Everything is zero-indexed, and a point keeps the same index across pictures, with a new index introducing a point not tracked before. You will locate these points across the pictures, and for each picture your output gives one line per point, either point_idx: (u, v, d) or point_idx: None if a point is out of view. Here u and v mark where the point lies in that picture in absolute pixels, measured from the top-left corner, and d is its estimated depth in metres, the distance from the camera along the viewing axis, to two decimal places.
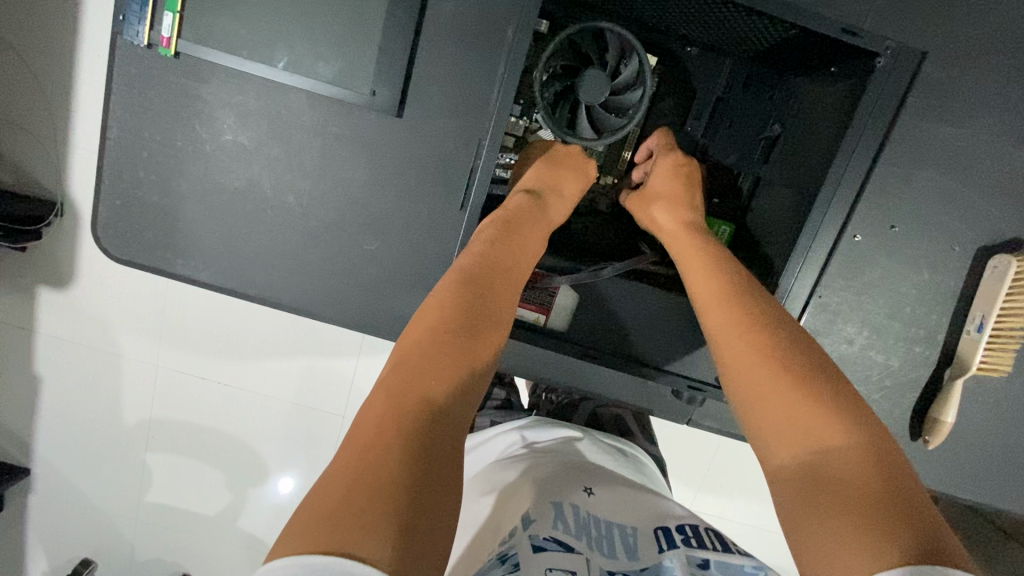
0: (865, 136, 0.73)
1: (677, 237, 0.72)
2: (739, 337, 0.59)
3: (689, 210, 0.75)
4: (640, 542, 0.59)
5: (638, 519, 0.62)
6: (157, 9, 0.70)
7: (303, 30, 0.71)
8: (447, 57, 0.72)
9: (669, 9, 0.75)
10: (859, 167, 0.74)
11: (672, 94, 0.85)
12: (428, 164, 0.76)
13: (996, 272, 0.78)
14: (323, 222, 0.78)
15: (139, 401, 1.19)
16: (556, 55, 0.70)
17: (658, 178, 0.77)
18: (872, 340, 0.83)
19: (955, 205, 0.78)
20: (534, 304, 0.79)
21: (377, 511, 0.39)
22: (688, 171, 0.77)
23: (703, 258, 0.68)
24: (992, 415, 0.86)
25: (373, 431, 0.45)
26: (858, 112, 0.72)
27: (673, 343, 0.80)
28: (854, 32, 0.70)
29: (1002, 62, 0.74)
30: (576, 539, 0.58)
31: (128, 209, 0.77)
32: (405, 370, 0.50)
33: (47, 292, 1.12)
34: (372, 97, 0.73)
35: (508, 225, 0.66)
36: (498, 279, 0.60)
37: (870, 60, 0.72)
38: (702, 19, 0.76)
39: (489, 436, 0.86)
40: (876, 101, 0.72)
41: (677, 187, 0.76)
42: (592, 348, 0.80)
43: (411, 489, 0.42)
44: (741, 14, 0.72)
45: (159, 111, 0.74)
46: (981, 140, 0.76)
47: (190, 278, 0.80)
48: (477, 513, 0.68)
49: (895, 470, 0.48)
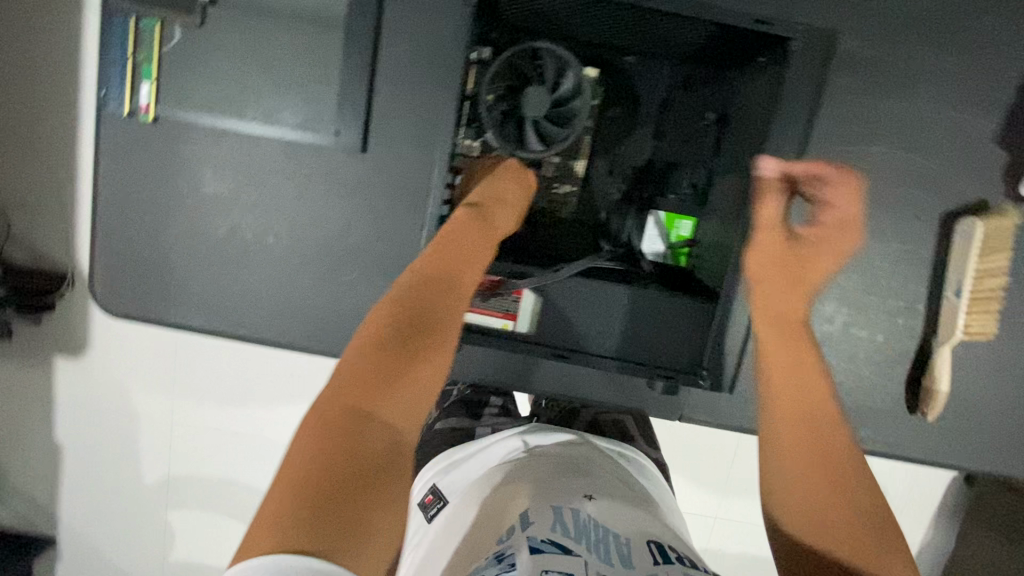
0: (794, 117, 0.75)
1: (786, 268, 0.70)
2: (789, 395, 0.60)
3: (812, 244, 0.71)
4: (635, 550, 0.59)
5: (633, 530, 0.63)
6: (134, 81, 0.76)
7: (269, 84, 0.77)
8: (401, 92, 0.77)
9: (596, 23, 0.78)
10: (787, 149, 0.75)
11: (616, 101, 0.87)
12: (397, 193, 0.80)
13: (964, 235, 0.80)
14: (305, 258, 0.82)
15: (155, 461, 1.23)
16: (496, 77, 0.70)
17: (833, 197, 0.71)
18: (851, 316, 0.85)
19: (912, 175, 0.81)
20: (501, 311, 0.81)
21: (309, 519, 0.45)
22: (854, 199, 0.71)
23: (773, 298, 0.68)
24: (989, 378, 0.86)
25: (310, 448, 0.50)
26: (781, 91, 0.74)
27: (643, 339, 0.81)
28: (766, 20, 0.73)
29: (932, 35, 0.77)
30: (575, 541, 0.58)
31: (121, 267, 0.82)
32: (347, 400, 0.53)
33: (61, 362, 1.17)
34: (337, 137, 0.78)
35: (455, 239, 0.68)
36: (442, 296, 0.62)
37: (787, 45, 0.74)
38: (628, 30, 0.79)
39: (490, 442, 0.86)
40: (800, 81, 0.74)
41: (840, 229, 0.71)
42: (561, 347, 0.81)
43: (347, 504, 0.47)
44: (660, 19, 0.75)
45: (142, 172, 0.79)
46: (924, 110, 0.79)
47: (186, 325, 0.84)
48: (474, 518, 0.68)
49: (892, 551, 0.54)
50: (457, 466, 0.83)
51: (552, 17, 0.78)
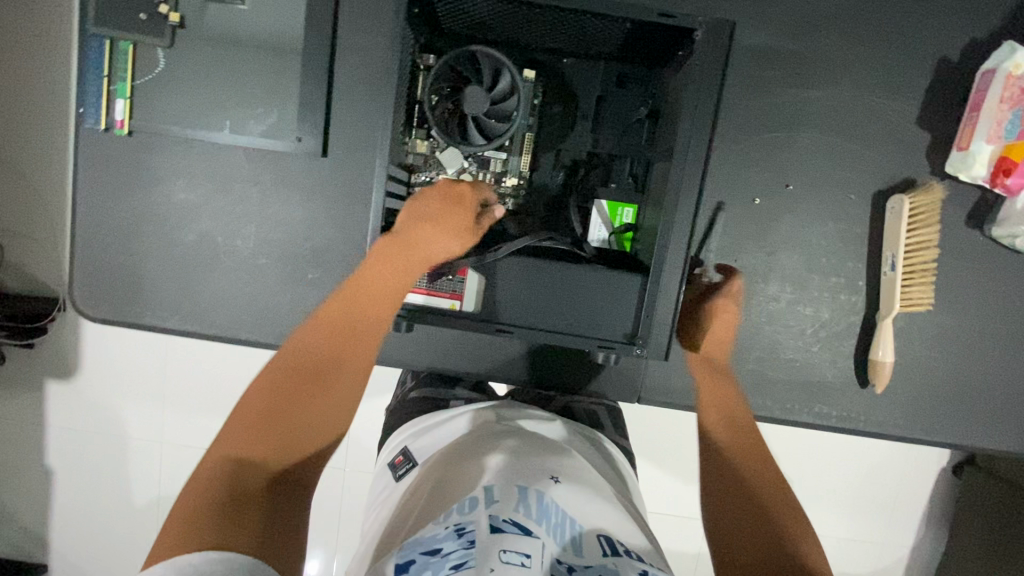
0: (705, 102, 0.71)
1: (710, 353, 0.83)
2: (722, 436, 0.73)
3: (729, 319, 0.84)
4: (585, 543, 0.59)
5: (592, 515, 0.62)
6: (110, 99, 0.82)
7: (235, 97, 0.83)
8: (357, 99, 0.83)
9: (516, 29, 0.79)
10: (702, 135, 0.72)
11: (554, 97, 0.84)
12: (356, 194, 0.85)
13: (894, 212, 0.85)
14: (273, 258, 0.86)
15: (147, 483, 1.26)
16: (439, 79, 0.75)
17: (727, 310, 0.84)
18: (796, 295, 0.89)
19: (839, 159, 0.87)
20: (445, 292, 0.80)
21: (212, 521, 0.53)
22: (738, 291, 0.85)
23: (712, 371, 0.81)
24: (932, 349, 0.90)
25: (224, 459, 0.58)
26: (696, 81, 0.71)
27: (593, 315, 0.77)
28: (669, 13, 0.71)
29: (845, 29, 0.84)
30: (536, 524, 0.58)
31: (98, 273, 0.87)
32: (242, 435, 0.60)
33: (53, 383, 1.22)
34: (299, 143, 0.83)
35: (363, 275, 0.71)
36: (358, 335, 0.69)
37: (693, 35, 0.72)
38: (546, 31, 0.78)
39: (461, 413, 0.84)
40: (707, 69, 0.71)
41: (733, 314, 0.84)
42: (502, 322, 0.78)
43: (245, 511, 0.55)
44: (570, 17, 0.74)
45: (118, 184, 0.85)
46: (844, 98, 0.85)
47: (160, 327, 0.88)
48: (435, 483, 0.67)
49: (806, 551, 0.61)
50: (428, 431, 0.82)
51: (481, 25, 0.79)
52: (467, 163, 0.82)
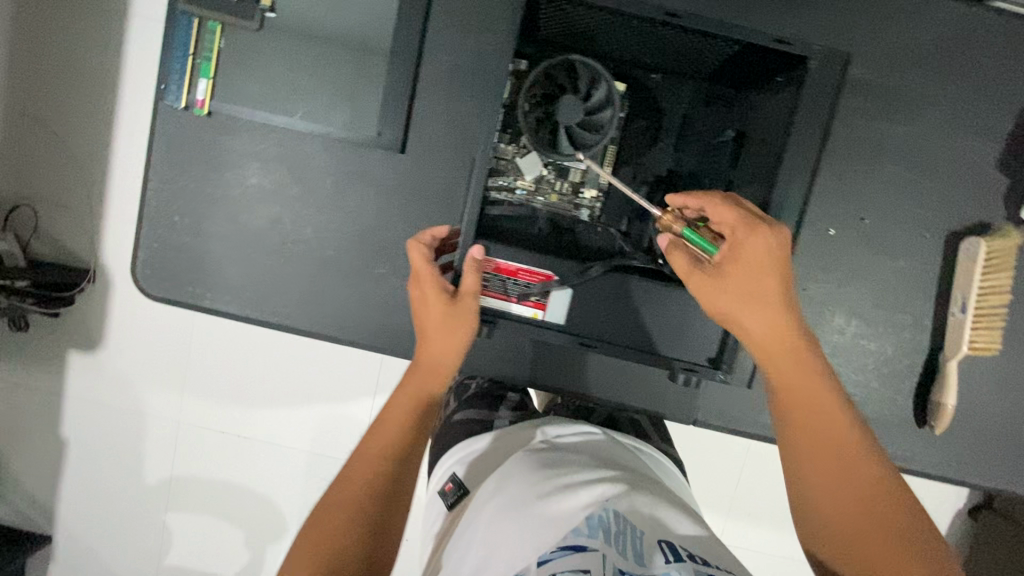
0: (812, 131, 0.72)
1: (728, 297, 0.64)
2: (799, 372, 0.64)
3: (763, 267, 0.64)
4: (647, 548, 0.59)
5: (648, 525, 0.63)
6: (193, 78, 0.81)
7: (318, 85, 0.82)
8: (441, 97, 0.82)
9: (622, 40, 0.81)
10: (807, 161, 0.73)
11: (642, 113, 0.86)
12: (429, 192, 0.84)
13: (968, 254, 0.84)
14: (340, 251, 0.85)
15: (160, 460, 1.25)
16: (534, 85, 0.75)
17: (753, 254, 0.64)
18: (861, 328, 0.89)
19: (917, 196, 0.86)
20: (530, 299, 0.77)
21: None
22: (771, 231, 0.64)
23: (750, 311, 0.64)
24: (992, 394, 0.89)
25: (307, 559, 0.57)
26: (802, 109, 0.72)
27: (676, 333, 0.80)
28: (786, 40, 0.72)
29: (935, 66, 0.83)
30: (590, 538, 0.58)
31: (163, 252, 0.86)
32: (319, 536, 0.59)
33: (86, 356, 1.21)
34: (378, 137, 0.82)
35: (381, 411, 0.67)
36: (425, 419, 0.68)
37: (803, 63, 0.73)
38: (652, 45, 0.80)
39: (505, 432, 0.85)
40: (819, 100, 0.72)
41: (765, 262, 0.64)
42: (585, 337, 0.79)
43: None
44: (683, 35, 0.76)
45: (192, 163, 0.84)
46: (928, 135, 0.85)
47: (220, 311, 0.87)
48: (491, 512, 0.68)
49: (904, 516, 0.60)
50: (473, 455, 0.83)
51: (585, 34, 0.81)
52: (547, 170, 0.83)
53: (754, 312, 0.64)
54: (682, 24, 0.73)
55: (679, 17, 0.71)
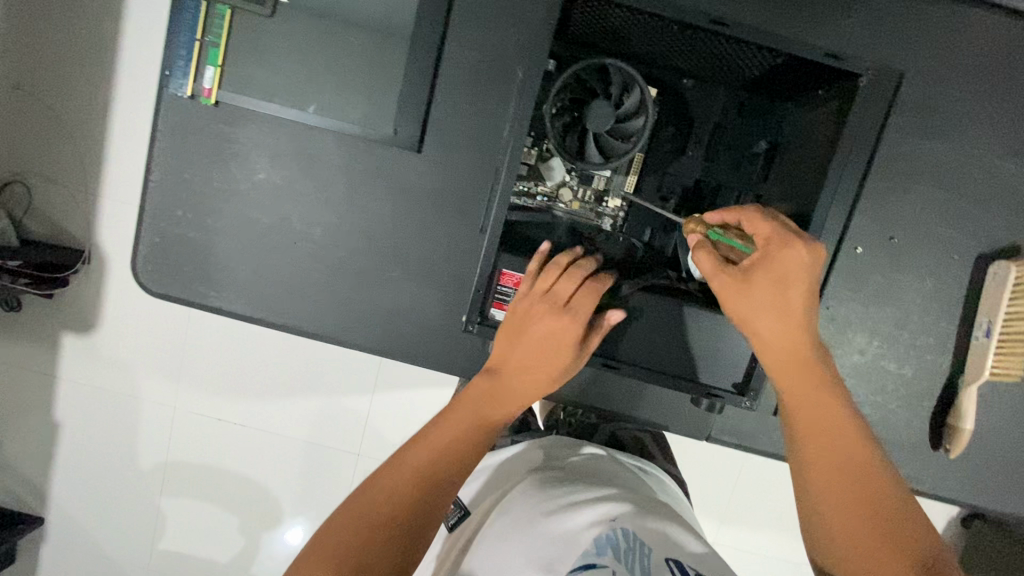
0: (858, 147, 0.73)
1: (749, 305, 0.61)
2: (808, 386, 0.61)
3: (795, 280, 0.60)
4: (654, 564, 0.56)
5: (655, 540, 0.60)
6: (201, 64, 0.77)
7: (333, 78, 0.78)
8: (462, 95, 0.78)
9: (660, 45, 0.80)
10: (854, 175, 0.74)
11: (673, 121, 0.86)
12: (447, 194, 0.81)
13: (996, 278, 0.82)
14: (350, 252, 0.82)
15: (155, 445, 1.23)
16: (564, 89, 0.73)
17: (779, 265, 0.60)
18: (883, 350, 0.87)
19: (950, 217, 0.83)
20: None
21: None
22: (805, 244, 0.60)
23: (769, 321, 0.61)
24: (1009, 420, 0.88)
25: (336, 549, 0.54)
26: (848, 127, 0.72)
27: (700, 357, 0.78)
28: (836, 56, 0.72)
29: (979, 82, 0.80)
30: (600, 556, 0.57)
31: (165, 246, 0.82)
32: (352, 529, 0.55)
33: (82, 343, 1.17)
34: (396, 136, 0.79)
35: (449, 411, 0.66)
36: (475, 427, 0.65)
37: (855, 81, 0.73)
38: (691, 52, 0.80)
39: (508, 455, 0.86)
40: (868, 118, 0.72)
41: (794, 278, 0.60)
42: (608, 356, 0.78)
43: None
44: (727, 43, 0.75)
45: (198, 155, 0.80)
46: (965, 154, 0.82)
47: (224, 309, 0.84)
48: (495, 536, 0.66)
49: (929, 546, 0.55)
50: (476, 479, 0.85)
51: (621, 37, 0.79)
52: (569, 176, 0.82)
53: (769, 321, 0.61)
54: (729, 33, 0.72)
55: (727, 27, 0.71)
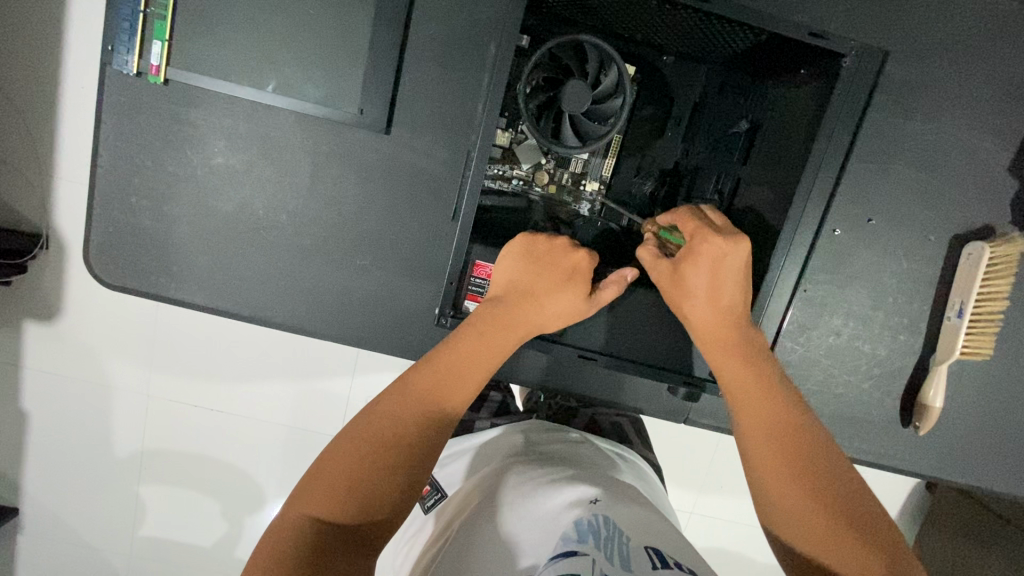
0: (840, 126, 0.73)
1: (680, 286, 0.67)
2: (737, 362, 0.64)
3: (721, 264, 0.65)
4: (633, 553, 0.52)
5: (635, 531, 0.56)
6: (145, 38, 0.71)
7: (291, 53, 0.72)
8: (432, 74, 0.74)
9: (639, 21, 0.76)
10: (835, 158, 0.74)
11: (651, 100, 0.84)
12: (418, 178, 0.77)
13: (971, 258, 0.82)
14: (317, 239, 0.79)
15: (128, 436, 1.20)
16: (538, 67, 0.70)
17: (705, 250, 0.65)
18: (858, 331, 0.87)
19: (928, 197, 0.83)
20: None
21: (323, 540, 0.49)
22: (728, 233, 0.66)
23: (698, 302, 0.66)
24: (977, 396, 0.90)
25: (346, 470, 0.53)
26: (831, 106, 0.72)
27: (676, 350, 0.82)
28: (820, 35, 0.71)
29: (960, 60, 0.78)
30: (582, 543, 0.53)
31: (120, 235, 0.78)
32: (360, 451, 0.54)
33: (42, 334, 1.12)
34: (360, 115, 0.74)
35: (454, 352, 0.62)
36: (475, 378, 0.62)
37: (838, 61, 0.72)
38: (671, 28, 0.76)
39: (490, 439, 0.85)
40: (847, 101, 0.72)
41: (720, 264, 0.66)
42: (587, 349, 0.81)
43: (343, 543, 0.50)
44: (709, 21, 0.73)
45: (149, 138, 0.75)
46: (945, 134, 0.81)
47: (186, 301, 0.80)
48: (474, 525, 0.64)
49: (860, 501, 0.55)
50: (455, 458, 0.84)
51: (596, 11, 0.75)
52: (546, 160, 0.80)
53: (700, 310, 0.66)
54: (709, 10, 0.70)
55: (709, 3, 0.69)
